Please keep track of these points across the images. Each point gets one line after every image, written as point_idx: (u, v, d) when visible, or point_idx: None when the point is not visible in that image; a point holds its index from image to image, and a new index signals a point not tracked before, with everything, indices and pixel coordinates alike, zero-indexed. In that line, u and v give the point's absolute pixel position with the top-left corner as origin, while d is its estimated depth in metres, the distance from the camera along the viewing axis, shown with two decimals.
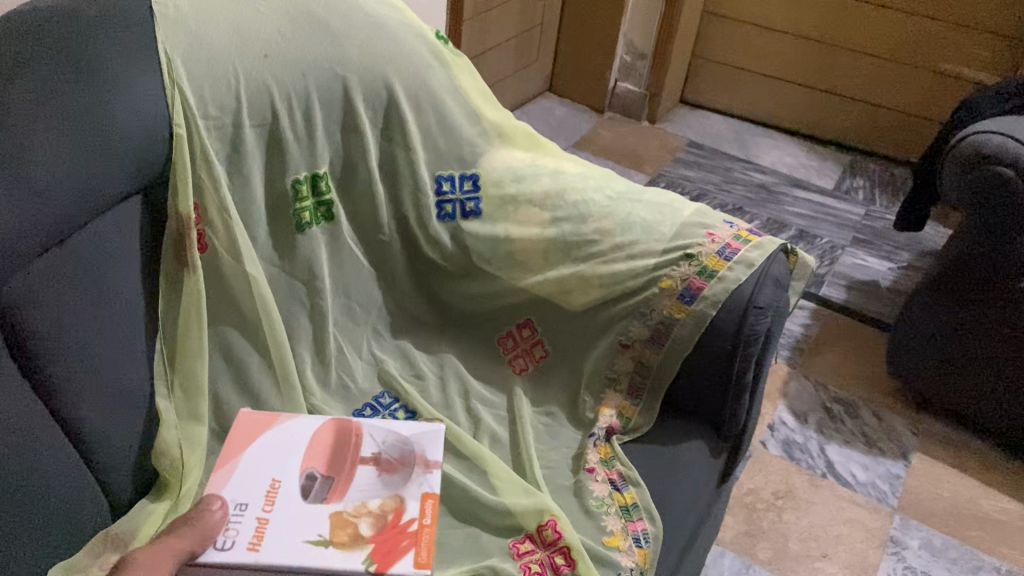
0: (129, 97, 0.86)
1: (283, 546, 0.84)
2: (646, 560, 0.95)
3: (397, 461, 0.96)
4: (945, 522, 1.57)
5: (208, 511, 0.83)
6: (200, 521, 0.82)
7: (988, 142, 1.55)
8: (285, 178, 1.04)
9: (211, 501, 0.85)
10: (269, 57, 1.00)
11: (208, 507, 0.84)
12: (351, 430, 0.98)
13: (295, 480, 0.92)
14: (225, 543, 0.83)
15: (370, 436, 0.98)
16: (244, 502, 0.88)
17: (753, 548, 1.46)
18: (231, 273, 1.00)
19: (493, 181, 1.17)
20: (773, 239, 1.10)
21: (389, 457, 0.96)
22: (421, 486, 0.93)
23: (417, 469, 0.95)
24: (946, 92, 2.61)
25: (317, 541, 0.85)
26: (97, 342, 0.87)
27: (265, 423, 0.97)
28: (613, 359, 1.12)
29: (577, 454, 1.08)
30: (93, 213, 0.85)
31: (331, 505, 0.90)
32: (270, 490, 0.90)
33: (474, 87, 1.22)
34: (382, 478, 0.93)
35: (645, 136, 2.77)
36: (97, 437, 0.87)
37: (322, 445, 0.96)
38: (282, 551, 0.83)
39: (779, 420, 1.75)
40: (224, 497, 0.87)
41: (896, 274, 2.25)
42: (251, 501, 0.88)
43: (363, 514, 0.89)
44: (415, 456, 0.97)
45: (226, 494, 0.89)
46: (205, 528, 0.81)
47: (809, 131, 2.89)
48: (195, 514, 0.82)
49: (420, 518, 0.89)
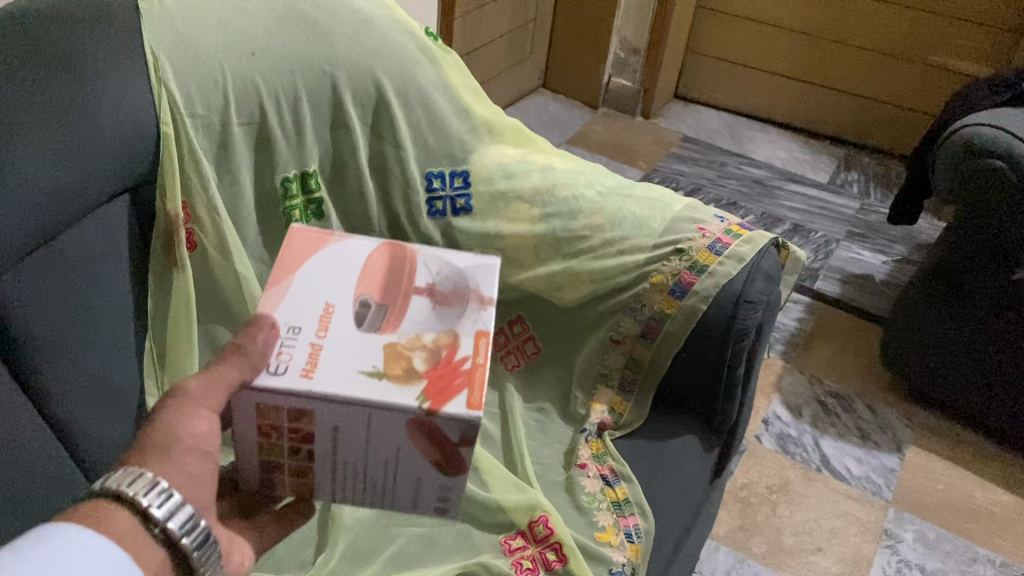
0: (116, 97, 0.85)
1: (338, 376, 0.67)
2: (638, 555, 0.95)
3: (452, 295, 0.77)
4: (940, 515, 1.57)
5: (258, 329, 0.68)
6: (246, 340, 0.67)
7: (979, 134, 1.54)
8: (274, 177, 1.04)
9: (261, 320, 0.70)
10: (256, 55, 1.00)
11: (258, 324, 0.69)
12: (403, 258, 0.80)
13: (347, 306, 0.74)
14: (277, 368, 0.67)
15: (423, 266, 0.80)
16: (297, 325, 0.71)
17: (747, 542, 1.46)
18: (220, 272, 1.00)
19: (483, 177, 1.17)
20: (764, 233, 1.10)
21: (443, 290, 0.77)
22: (476, 324, 0.74)
23: (472, 304, 0.77)
24: (939, 85, 2.61)
25: (371, 373, 0.68)
26: (87, 342, 0.87)
27: (317, 244, 0.80)
28: (604, 355, 1.12)
29: (568, 450, 1.08)
30: (79, 212, 0.85)
31: (385, 334, 0.71)
32: (323, 314, 0.73)
33: (463, 83, 1.22)
34: (437, 311, 0.75)
35: (639, 132, 2.77)
36: (86, 436, 0.87)
37: (374, 270, 0.78)
38: (336, 381, 0.66)
39: (774, 414, 1.75)
40: (275, 316, 0.71)
41: (891, 268, 2.25)
42: (304, 325, 0.71)
43: (417, 349, 0.70)
44: (471, 290, 0.78)
45: (276, 313, 0.71)
46: (254, 351, 0.66)
47: (802, 125, 2.89)
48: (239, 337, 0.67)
49: (476, 357, 0.71)
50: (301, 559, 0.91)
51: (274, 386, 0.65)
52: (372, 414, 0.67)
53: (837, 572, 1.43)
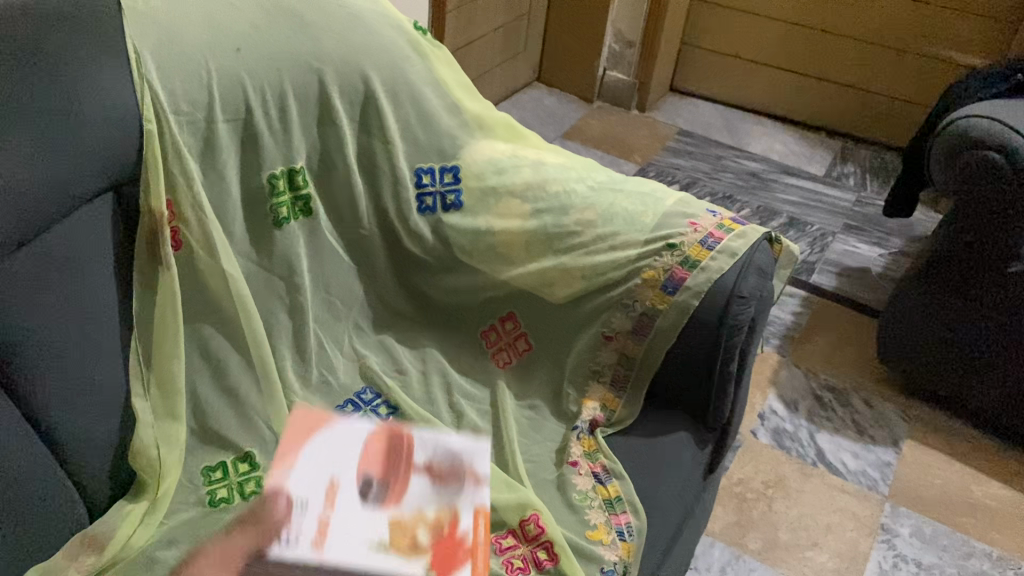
0: (99, 95, 0.84)
1: (349, 550, 0.81)
2: (630, 554, 0.94)
3: (449, 473, 0.94)
4: (936, 509, 1.57)
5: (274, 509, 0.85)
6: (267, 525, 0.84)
7: (974, 125, 1.55)
8: (261, 173, 1.03)
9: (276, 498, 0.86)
10: (242, 51, 0.99)
11: (274, 504, 0.85)
12: (402, 438, 0.96)
13: (352, 483, 0.89)
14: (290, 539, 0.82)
15: (421, 443, 0.96)
16: (305, 499, 0.86)
17: (743, 538, 1.45)
18: (207, 271, 0.99)
19: (474, 173, 1.16)
20: (756, 228, 1.09)
21: (441, 466, 0.94)
22: (474, 499, 0.91)
23: (468, 482, 0.93)
24: (936, 77, 2.60)
25: (376, 546, 0.83)
26: (71, 342, 0.86)
27: (320, 420, 0.94)
28: (596, 352, 1.11)
29: (560, 448, 1.07)
30: (59, 212, 0.83)
31: (389, 513, 0.87)
32: (329, 489, 0.87)
33: (453, 78, 1.21)
34: (437, 489, 0.91)
35: (635, 125, 2.75)
36: (71, 438, 0.86)
37: (376, 450, 0.94)
38: (348, 552, 0.81)
39: (769, 409, 1.74)
40: (287, 492, 0.86)
41: (887, 260, 2.24)
42: (311, 500, 0.86)
43: (421, 523, 0.87)
44: (466, 468, 0.94)
45: (288, 488, 0.86)
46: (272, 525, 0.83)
47: (798, 118, 2.88)
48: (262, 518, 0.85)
49: (474, 532, 0.87)
50: None
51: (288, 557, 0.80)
52: None
53: (834, 567, 1.43)
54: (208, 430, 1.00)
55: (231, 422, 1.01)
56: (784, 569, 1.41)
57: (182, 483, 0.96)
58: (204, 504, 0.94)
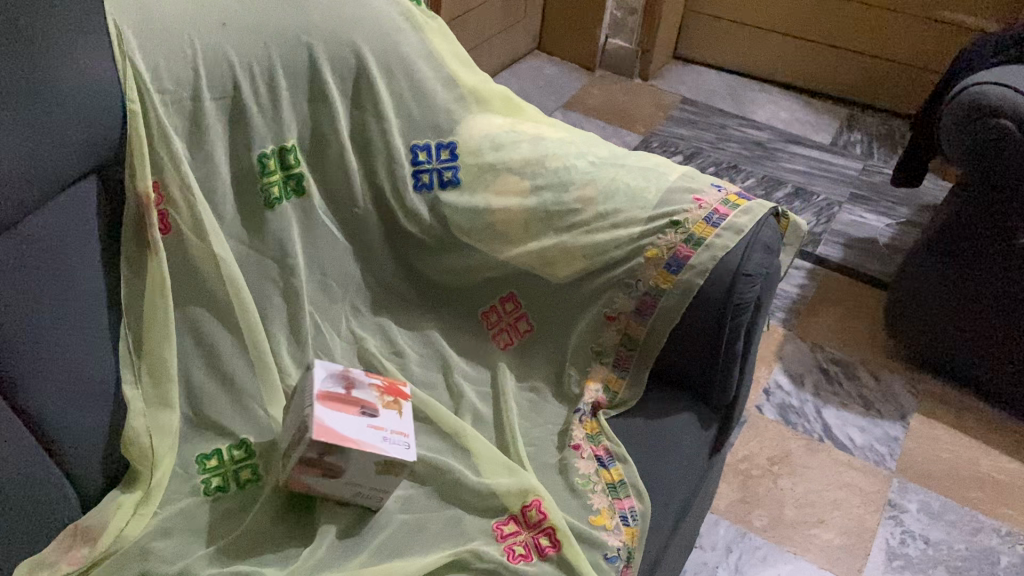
0: (78, 75, 0.81)
1: (369, 433, 0.88)
2: (634, 539, 0.92)
3: (356, 401, 0.91)
4: (944, 484, 1.55)
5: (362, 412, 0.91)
6: (352, 406, 0.91)
7: (986, 93, 1.49)
8: (251, 153, 1.00)
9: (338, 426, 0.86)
10: (228, 26, 0.96)
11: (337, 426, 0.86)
12: (339, 403, 0.90)
13: (355, 420, 0.89)
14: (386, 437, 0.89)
15: (365, 422, 0.89)
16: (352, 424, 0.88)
17: (748, 515, 1.44)
18: (197, 254, 0.96)
19: (471, 149, 1.13)
20: (763, 203, 1.06)
21: (347, 393, 0.92)
22: (378, 423, 0.90)
23: (373, 409, 0.92)
24: (945, 43, 2.55)
25: (375, 428, 0.89)
26: (57, 335, 0.83)
27: (343, 435, 0.85)
28: (599, 332, 1.09)
29: (562, 430, 1.05)
30: (41, 197, 0.81)
31: (354, 416, 0.89)
32: (342, 403, 0.90)
33: (448, 51, 1.18)
34: (369, 420, 0.90)
35: (637, 94, 2.71)
36: (59, 428, 0.83)
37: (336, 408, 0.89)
38: (363, 430, 0.88)
39: (775, 383, 1.72)
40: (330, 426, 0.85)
41: (895, 231, 2.21)
42: (364, 415, 0.90)
43: (366, 413, 0.91)
44: (363, 398, 0.92)
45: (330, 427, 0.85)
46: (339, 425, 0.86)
47: (804, 85, 2.83)
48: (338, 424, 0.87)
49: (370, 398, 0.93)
50: (285, 552, 0.88)
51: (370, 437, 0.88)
52: (386, 435, 0.89)
53: (840, 544, 1.41)
54: (202, 416, 0.97)
55: (225, 408, 0.98)
56: (790, 547, 1.39)
57: (177, 471, 0.94)
58: (199, 494, 0.92)
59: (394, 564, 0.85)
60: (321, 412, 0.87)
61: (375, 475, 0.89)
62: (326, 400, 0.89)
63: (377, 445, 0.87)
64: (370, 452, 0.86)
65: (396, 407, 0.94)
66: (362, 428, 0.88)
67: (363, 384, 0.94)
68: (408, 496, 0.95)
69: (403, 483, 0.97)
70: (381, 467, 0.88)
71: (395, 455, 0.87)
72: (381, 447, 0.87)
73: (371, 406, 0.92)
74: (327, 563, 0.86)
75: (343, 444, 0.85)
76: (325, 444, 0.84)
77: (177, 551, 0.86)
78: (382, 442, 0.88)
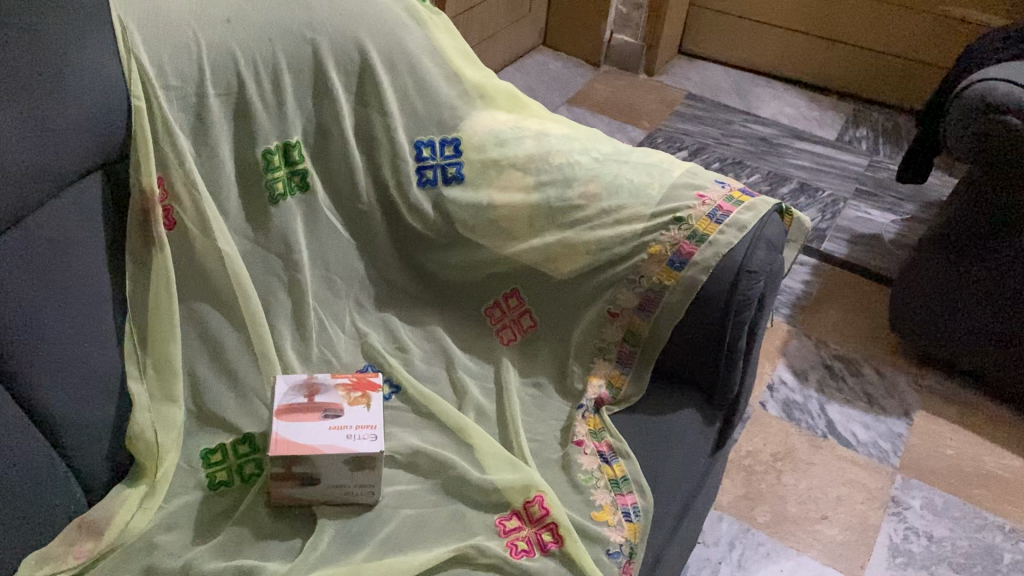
0: (84, 71, 0.81)
1: (330, 435, 0.89)
2: (636, 535, 0.93)
3: (317, 406, 0.93)
4: (947, 481, 1.55)
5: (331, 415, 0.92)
6: (315, 412, 0.92)
7: (992, 88, 1.49)
8: (256, 148, 1.01)
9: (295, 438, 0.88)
10: (232, 22, 0.97)
11: (294, 438, 0.88)
12: (296, 414, 0.91)
13: (316, 425, 0.90)
14: (353, 434, 0.90)
15: (327, 424, 0.91)
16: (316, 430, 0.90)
17: (751, 511, 1.44)
18: (202, 249, 0.97)
19: (474, 145, 1.13)
20: (767, 199, 1.06)
21: (310, 401, 0.93)
22: (344, 422, 0.91)
23: (337, 409, 0.93)
24: (952, 39, 2.54)
25: (339, 428, 0.90)
26: (63, 330, 0.84)
27: (293, 446, 0.87)
28: (602, 328, 1.09)
29: (565, 426, 1.05)
30: (48, 192, 0.81)
31: (314, 422, 0.91)
32: (306, 412, 0.92)
33: (452, 47, 1.18)
34: (333, 421, 0.91)
35: (642, 90, 2.70)
36: (66, 422, 0.84)
37: (291, 420, 0.91)
38: (322, 434, 0.89)
39: (778, 379, 1.72)
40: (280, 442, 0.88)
41: (900, 227, 2.20)
42: (328, 418, 0.92)
43: (331, 415, 0.92)
44: (326, 401, 0.93)
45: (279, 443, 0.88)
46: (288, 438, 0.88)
47: (810, 80, 2.82)
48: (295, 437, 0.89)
49: (338, 399, 0.94)
50: (288, 546, 0.88)
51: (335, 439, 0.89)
52: (351, 433, 0.90)
53: (843, 540, 1.41)
54: (206, 411, 0.98)
55: (229, 403, 0.99)
56: (793, 543, 1.40)
57: (181, 465, 0.94)
58: (204, 488, 0.93)
59: (397, 559, 0.86)
60: (280, 427, 0.89)
61: (350, 473, 0.89)
62: (287, 413, 0.91)
63: (339, 445, 0.88)
64: (331, 453, 0.87)
65: (364, 401, 0.95)
66: (321, 431, 0.90)
67: (327, 388, 0.95)
68: (411, 491, 0.96)
69: (405, 478, 0.97)
70: (352, 464, 0.89)
71: (359, 451, 0.88)
72: (345, 446, 0.88)
73: (336, 407, 0.93)
74: (330, 557, 0.87)
75: (302, 455, 0.87)
76: (286, 457, 0.87)
77: (181, 545, 0.87)
78: (346, 441, 0.89)
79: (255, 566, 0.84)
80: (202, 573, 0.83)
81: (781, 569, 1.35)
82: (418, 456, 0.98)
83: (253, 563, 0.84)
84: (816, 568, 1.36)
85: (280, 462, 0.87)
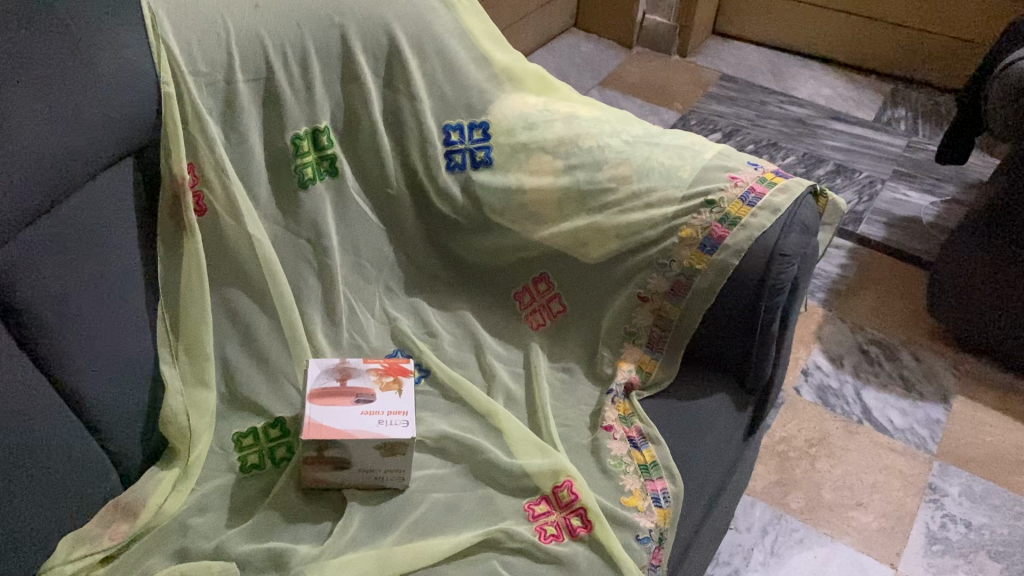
0: (113, 59, 0.82)
1: (363, 421, 0.89)
2: (666, 521, 0.92)
3: (350, 389, 0.93)
4: (987, 468, 1.52)
5: (364, 398, 0.92)
6: (349, 395, 0.92)
7: None
8: (284, 134, 1.01)
9: (327, 422, 0.89)
10: (261, 7, 0.98)
11: (328, 422, 0.89)
12: (333, 397, 0.92)
13: (350, 408, 0.91)
14: (385, 419, 0.90)
15: (361, 408, 0.91)
16: (349, 412, 0.90)
17: (785, 498, 1.42)
18: (232, 234, 0.98)
19: (503, 129, 1.13)
20: (800, 180, 1.04)
21: (344, 384, 0.93)
22: (376, 407, 0.91)
23: (370, 393, 0.93)
24: (997, 16, 2.47)
25: (372, 414, 0.91)
26: (97, 317, 0.85)
27: (328, 430, 0.88)
28: (631, 313, 1.08)
29: (594, 411, 1.04)
30: (83, 177, 0.82)
31: (348, 406, 0.91)
32: (338, 395, 0.92)
33: (481, 30, 1.18)
34: (366, 405, 0.91)
35: (676, 71, 2.67)
36: (96, 400, 0.85)
37: (325, 403, 0.91)
38: (352, 419, 0.89)
39: (813, 364, 1.70)
40: (314, 424, 0.88)
41: (939, 209, 2.16)
42: (362, 401, 0.92)
43: (364, 400, 0.92)
44: (358, 386, 0.94)
45: (315, 424, 0.88)
46: (321, 421, 0.89)
47: (848, 59, 2.76)
48: (327, 421, 0.89)
49: (369, 384, 0.94)
50: (318, 529, 0.89)
51: (367, 421, 0.89)
52: (384, 418, 0.90)
53: (878, 527, 1.39)
54: (238, 395, 0.99)
55: (261, 388, 0.99)
56: (828, 530, 1.38)
57: (214, 449, 0.95)
58: (236, 471, 0.94)
59: (427, 544, 0.86)
60: (312, 412, 0.90)
61: (380, 458, 0.90)
62: (319, 397, 0.91)
63: (370, 430, 0.88)
64: (361, 439, 0.87)
65: (396, 387, 0.95)
66: (353, 416, 0.90)
67: (359, 371, 0.95)
68: (441, 475, 0.96)
69: (435, 462, 0.97)
70: (384, 449, 0.89)
71: (390, 437, 0.88)
72: (377, 431, 0.89)
73: (368, 392, 0.93)
74: (360, 540, 0.87)
75: (333, 438, 0.87)
76: (319, 441, 0.87)
77: (214, 528, 0.88)
78: (378, 426, 0.89)
79: (285, 550, 0.84)
80: (234, 555, 0.84)
81: (814, 555, 1.34)
82: (447, 441, 0.98)
83: (284, 547, 0.85)
84: (852, 556, 1.34)
85: (310, 446, 0.88)
